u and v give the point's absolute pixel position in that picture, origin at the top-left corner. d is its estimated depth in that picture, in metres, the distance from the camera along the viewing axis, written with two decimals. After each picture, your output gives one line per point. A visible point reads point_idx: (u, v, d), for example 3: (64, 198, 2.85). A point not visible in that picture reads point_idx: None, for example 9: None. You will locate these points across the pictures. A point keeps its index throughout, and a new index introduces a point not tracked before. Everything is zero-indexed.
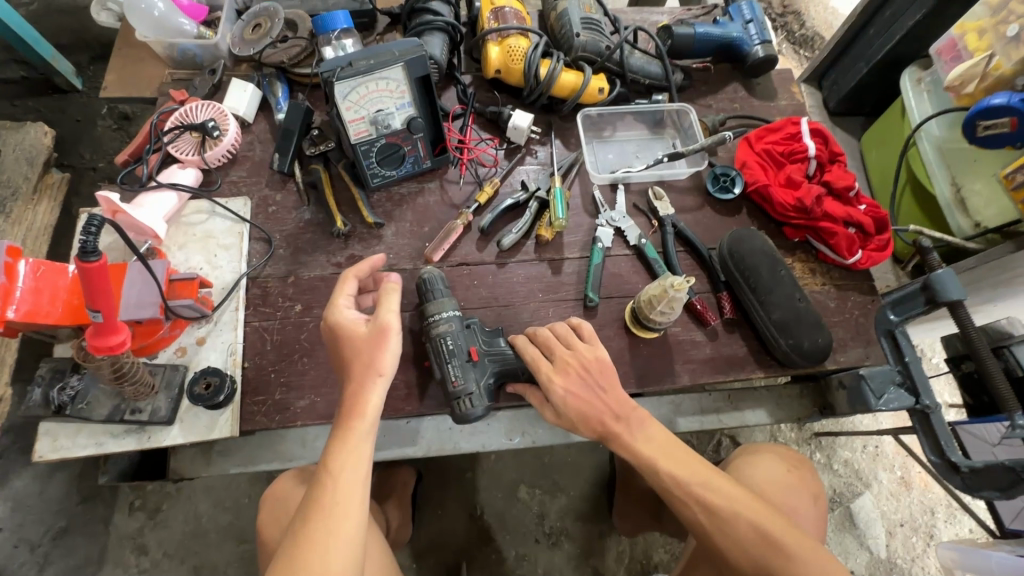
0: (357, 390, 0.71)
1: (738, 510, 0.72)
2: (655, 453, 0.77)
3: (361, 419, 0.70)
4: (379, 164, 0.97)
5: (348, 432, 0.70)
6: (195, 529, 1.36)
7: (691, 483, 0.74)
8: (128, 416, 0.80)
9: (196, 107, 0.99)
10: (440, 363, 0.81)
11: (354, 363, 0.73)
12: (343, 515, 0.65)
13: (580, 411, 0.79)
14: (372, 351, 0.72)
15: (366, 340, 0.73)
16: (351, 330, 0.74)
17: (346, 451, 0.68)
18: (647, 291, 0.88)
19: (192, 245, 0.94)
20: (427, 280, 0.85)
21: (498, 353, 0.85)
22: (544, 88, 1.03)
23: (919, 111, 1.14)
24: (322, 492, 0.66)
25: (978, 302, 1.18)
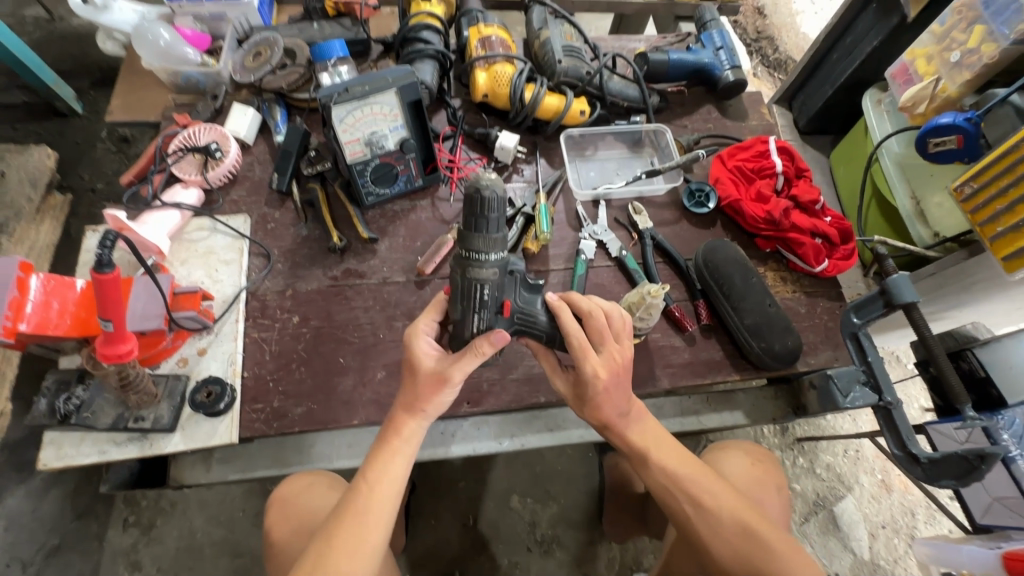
0: (405, 416, 0.73)
1: (721, 505, 0.77)
2: (649, 446, 0.80)
3: (404, 439, 0.73)
4: (373, 183, 1.03)
5: (389, 447, 0.72)
6: (190, 544, 1.37)
7: (679, 477, 0.79)
8: (131, 424, 0.83)
9: (198, 130, 1.04)
10: (467, 308, 0.73)
11: (412, 397, 0.73)
12: (374, 523, 0.69)
13: (595, 401, 0.78)
14: (432, 393, 0.72)
15: (429, 377, 0.72)
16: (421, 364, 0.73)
17: (385, 465, 0.71)
18: (625, 299, 0.94)
19: (194, 261, 0.98)
20: (486, 201, 0.66)
21: (530, 312, 0.78)
22: (529, 111, 1.10)
23: (880, 129, 1.22)
24: (356, 501, 0.70)
25: (941, 308, 1.25)
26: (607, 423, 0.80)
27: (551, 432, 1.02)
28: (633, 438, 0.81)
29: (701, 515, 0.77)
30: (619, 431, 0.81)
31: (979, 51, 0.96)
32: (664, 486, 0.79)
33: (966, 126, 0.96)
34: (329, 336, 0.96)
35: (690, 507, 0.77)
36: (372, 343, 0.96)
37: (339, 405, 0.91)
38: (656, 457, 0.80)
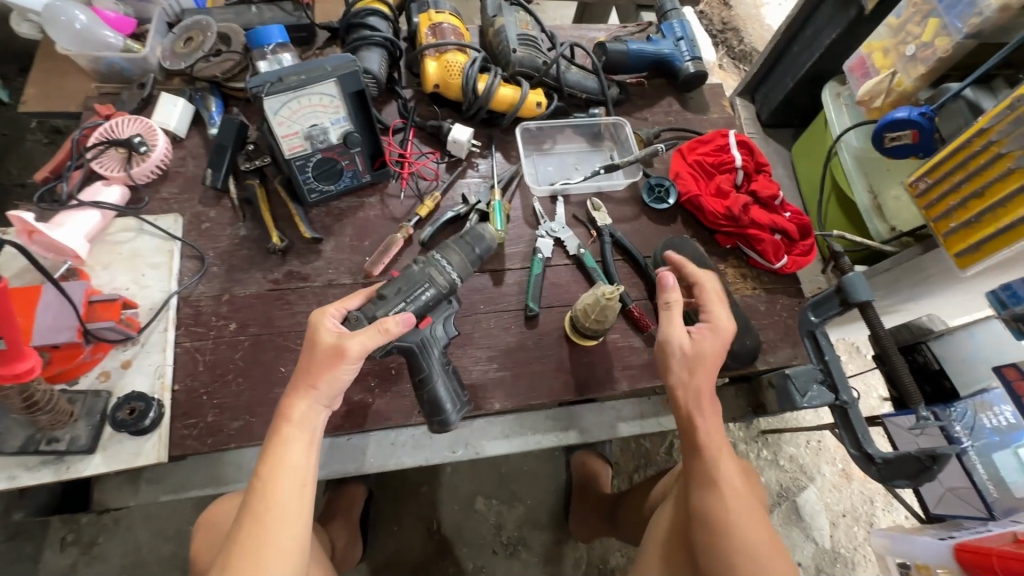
0: (296, 402, 0.69)
1: (747, 518, 0.72)
2: (715, 439, 0.77)
3: (295, 426, 0.68)
4: (316, 179, 0.96)
5: (283, 440, 0.67)
6: (135, 561, 1.30)
7: (723, 476, 0.74)
8: (43, 446, 0.76)
9: (122, 122, 0.96)
10: (399, 296, 0.76)
11: (304, 379, 0.69)
12: (285, 524, 0.64)
13: (702, 359, 0.78)
14: (318, 368, 0.69)
15: (325, 350, 0.69)
16: (318, 342, 0.70)
17: (284, 458, 0.67)
18: (581, 300, 0.91)
19: (118, 265, 0.91)
20: (482, 234, 0.89)
21: (427, 346, 0.80)
22: (483, 103, 1.05)
23: (839, 123, 1.21)
24: (261, 503, 0.64)
25: (899, 302, 1.26)
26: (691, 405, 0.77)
27: (508, 438, 0.99)
28: (703, 427, 0.77)
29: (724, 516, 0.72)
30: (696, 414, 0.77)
31: (933, 44, 0.95)
32: (703, 478, 0.75)
33: (921, 121, 0.95)
34: (268, 343, 0.90)
35: (716, 505, 0.73)
36: None
37: None
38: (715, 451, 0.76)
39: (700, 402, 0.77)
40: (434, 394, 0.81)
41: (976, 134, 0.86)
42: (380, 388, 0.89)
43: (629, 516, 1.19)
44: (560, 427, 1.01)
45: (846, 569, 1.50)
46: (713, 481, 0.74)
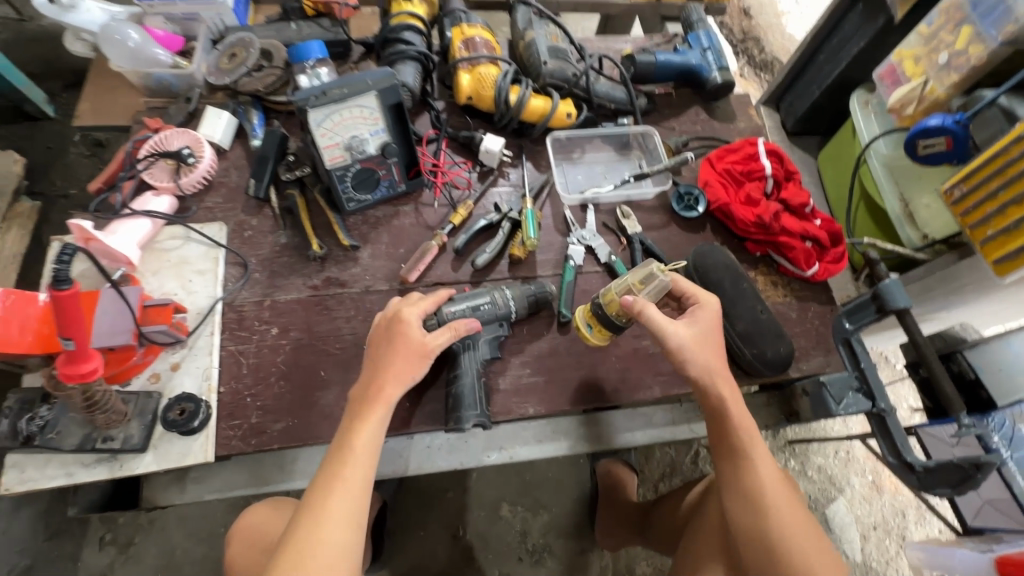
0: (382, 388, 0.76)
1: (785, 507, 0.76)
2: (748, 433, 0.80)
3: (380, 407, 0.75)
4: (354, 189, 0.99)
5: (362, 415, 0.75)
6: (169, 562, 1.33)
7: (760, 468, 0.78)
8: (99, 445, 0.79)
9: (171, 135, 1.00)
10: (463, 300, 0.90)
11: (384, 367, 0.77)
12: (351, 491, 0.70)
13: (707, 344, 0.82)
14: (398, 360, 0.78)
15: (407, 341, 0.79)
16: (408, 333, 0.80)
17: (355, 435, 0.73)
18: (627, 279, 0.88)
19: (166, 272, 0.94)
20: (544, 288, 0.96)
21: (471, 350, 0.89)
22: (514, 113, 1.07)
23: (868, 131, 1.21)
24: (330, 471, 0.71)
25: (931, 310, 1.25)
26: (723, 400, 0.81)
27: (539, 444, 1.00)
28: (737, 421, 0.80)
29: (763, 509, 0.76)
30: (730, 409, 0.80)
31: (966, 52, 0.96)
32: (738, 472, 0.78)
33: (955, 129, 0.95)
34: (309, 348, 0.92)
35: (754, 498, 0.77)
36: (355, 354, 0.93)
37: (320, 419, 0.88)
38: (750, 443, 0.79)
39: (720, 378, 0.81)
40: (459, 393, 0.86)
41: (1015, 140, 0.86)
42: (416, 392, 0.91)
43: (658, 524, 1.20)
44: (592, 433, 1.02)
45: None
46: (750, 476, 0.78)
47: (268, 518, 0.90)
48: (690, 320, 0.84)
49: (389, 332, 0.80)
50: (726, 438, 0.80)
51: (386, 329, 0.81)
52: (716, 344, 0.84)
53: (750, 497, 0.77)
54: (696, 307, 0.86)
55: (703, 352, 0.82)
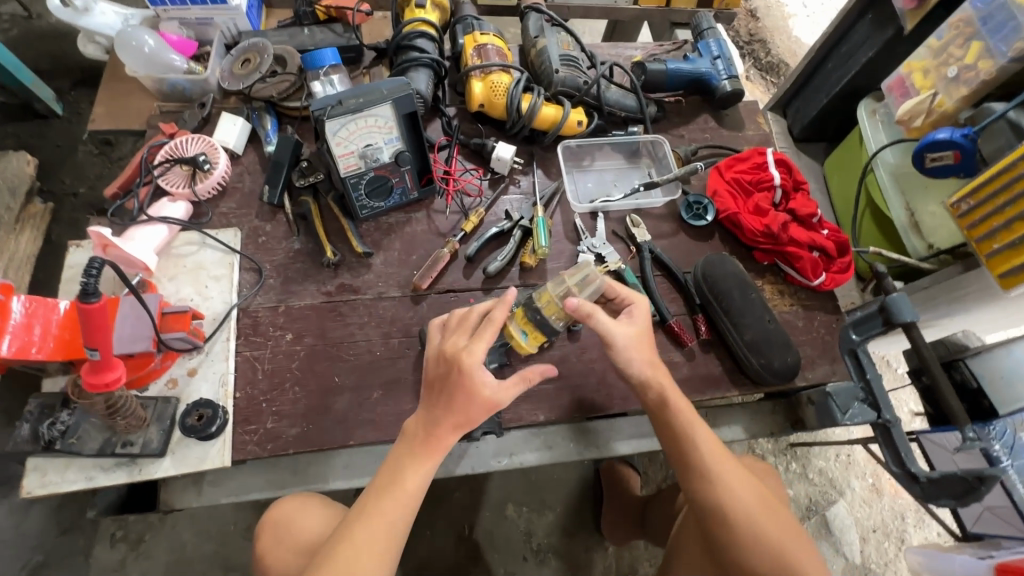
0: (443, 436, 0.73)
1: (767, 518, 0.76)
2: (715, 452, 0.80)
3: (438, 453, 0.74)
4: (368, 196, 1.00)
5: (416, 459, 0.73)
6: (180, 558, 1.35)
7: (734, 485, 0.78)
8: (119, 449, 0.80)
9: (186, 141, 1.01)
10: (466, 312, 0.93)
11: (448, 416, 0.73)
12: (384, 523, 0.70)
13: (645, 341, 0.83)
14: (470, 409, 0.73)
15: (469, 390, 0.73)
16: (474, 377, 0.72)
17: (405, 477, 0.72)
18: (563, 279, 0.85)
19: (183, 277, 0.95)
20: None
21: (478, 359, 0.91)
22: (526, 122, 1.08)
23: (875, 140, 1.23)
24: (371, 504, 0.71)
25: (935, 318, 1.26)
26: (688, 420, 0.81)
27: (548, 449, 1.01)
28: (700, 439, 0.80)
29: (749, 524, 0.75)
30: (693, 428, 0.81)
31: (976, 66, 0.97)
32: (715, 494, 0.77)
33: (963, 143, 0.96)
34: (323, 354, 0.94)
35: (739, 517, 0.76)
36: (368, 361, 0.94)
37: (334, 424, 0.90)
38: (719, 461, 0.79)
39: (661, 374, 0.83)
40: None
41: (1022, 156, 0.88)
42: None
43: (659, 514, 1.22)
44: (599, 438, 1.04)
45: None
46: (729, 493, 0.77)
47: (298, 511, 0.87)
48: (628, 319, 0.85)
49: (449, 373, 0.74)
50: (693, 463, 0.79)
51: (447, 368, 0.74)
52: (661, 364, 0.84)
53: (734, 517, 0.76)
54: (632, 306, 0.87)
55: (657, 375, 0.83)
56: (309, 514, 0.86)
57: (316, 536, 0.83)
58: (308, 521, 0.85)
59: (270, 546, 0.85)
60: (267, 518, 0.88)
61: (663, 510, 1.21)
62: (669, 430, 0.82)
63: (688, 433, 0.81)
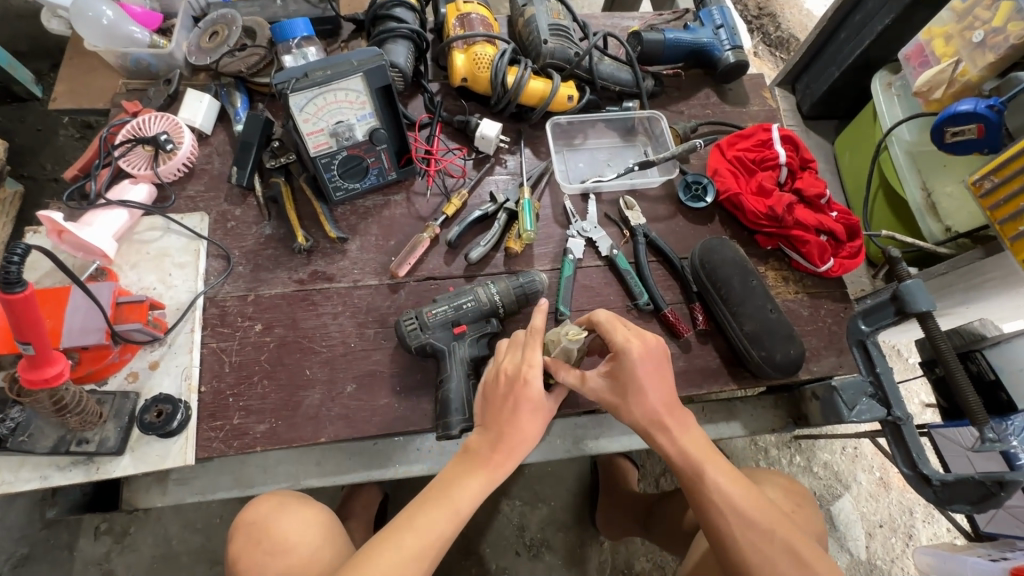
0: (504, 457, 0.71)
1: (796, 568, 0.68)
2: (733, 497, 0.72)
3: (499, 474, 0.72)
4: (341, 177, 0.94)
5: (474, 473, 0.71)
6: (165, 553, 1.30)
7: (755, 534, 0.70)
8: (74, 447, 0.76)
9: (149, 119, 0.95)
10: (445, 300, 0.86)
11: (511, 435, 0.72)
12: (432, 535, 0.66)
13: (635, 393, 0.74)
14: (533, 423, 0.73)
15: (532, 403, 0.72)
16: (532, 396, 0.72)
17: (459, 489, 0.69)
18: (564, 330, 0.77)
19: (145, 265, 0.90)
20: (531, 281, 0.89)
21: (456, 351, 0.84)
22: (512, 96, 1.01)
23: (890, 115, 1.14)
24: (420, 515, 0.67)
25: (950, 306, 1.18)
26: (698, 460, 0.74)
27: (535, 446, 0.96)
28: (714, 478, 0.73)
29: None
30: (702, 470, 0.74)
31: (1005, 30, 0.89)
32: (733, 543, 0.70)
33: (988, 115, 0.88)
34: (293, 346, 0.88)
35: (760, 570, 0.69)
36: (341, 353, 0.89)
37: (305, 421, 0.85)
38: (737, 508, 0.71)
39: (659, 421, 0.75)
40: (444, 395, 0.82)
41: None
42: (405, 392, 0.88)
43: (664, 523, 1.15)
44: (589, 435, 0.98)
45: None
46: (748, 542, 0.70)
47: (272, 512, 0.78)
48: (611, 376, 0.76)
49: (510, 392, 0.73)
50: (704, 509, 0.73)
51: (506, 389, 0.73)
52: (663, 411, 0.75)
53: (754, 569, 0.69)
54: (614, 358, 0.75)
55: (663, 418, 0.75)
56: (289, 516, 0.77)
57: (299, 544, 0.75)
58: (290, 524, 0.76)
59: (244, 551, 0.75)
60: (240, 521, 0.78)
61: (669, 519, 1.14)
62: (678, 472, 0.75)
63: (697, 475, 0.74)
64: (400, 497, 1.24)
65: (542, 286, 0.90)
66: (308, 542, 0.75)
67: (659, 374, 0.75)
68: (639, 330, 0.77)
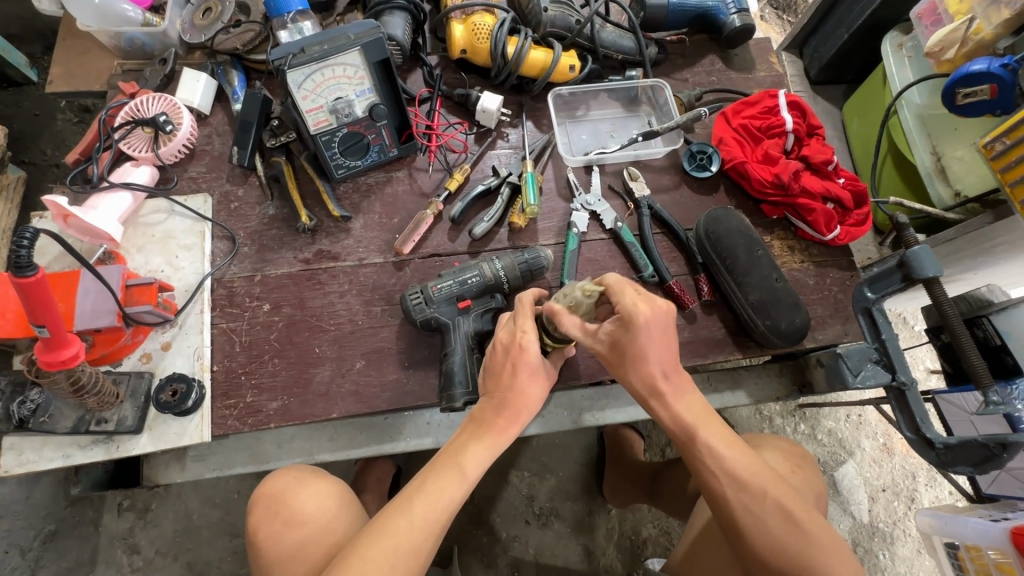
0: (508, 421, 0.72)
1: (788, 530, 0.70)
2: (727, 461, 0.73)
3: (504, 438, 0.73)
4: (343, 155, 0.93)
5: (479, 438, 0.72)
6: (186, 527, 1.34)
7: (747, 497, 0.71)
8: (94, 427, 0.78)
9: (148, 100, 0.94)
10: (450, 274, 0.87)
11: (515, 400, 0.73)
12: (442, 502, 0.67)
13: (634, 353, 0.74)
14: (534, 387, 0.74)
15: (531, 367, 0.74)
16: (531, 363, 0.73)
17: (466, 455, 0.71)
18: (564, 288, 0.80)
19: (151, 247, 0.91)
20: (534, 255, 0.89)
21: (463, 326, 0.85)
22: (513, 67, 0.99)
23: (900, 78, 1.11)
24: (429, 481, 0.68)
25: (958, 271, 1.17)
26: (692, 424, 0.75)
27: (541, 419, 0.98)
28: (710, 443, 0.74)
29: (767, 537, 0.70)
30: (697, 435, 0.74)
31: None
32: (729, 504, 0.72)
33: (1001, 74, 0.85)
34: (302, 324, 0.89)
35: (753, 528, 0.71)
36: (349, 331, 0.90)
37: (315, 398, 0.86)
38: (731, 472, 0.73)
39: (655, 386, 0.76)
40: (449, 369, 0.83)
41: None
42: (413, 368, 0.89)
43: (670, 488, 1.17)
44: (595, 407, 0.99)
45: (884, 543, 1.47)
46: (740, 505, 0.71)
47: (292, 485, 0.80)
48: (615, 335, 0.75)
49: (508, 358, 0.75)
50: (698, 472, 0.75)
51: (504, 356, 0.75)
52: (659, 375, 0.76)
53: (746, 529, 0.71)
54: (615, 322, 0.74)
55: (658, 382, 0.76)
56: (306, 491, 0.79)
57: (314, 514, 0.77)
58: (306, 498, 0.78)
59: (261, 522, 0.77)
60: (257, 494, 0.80)
61: (674, 484, 1.16)
62: (675, 436, 0.77)
63: (692, 439, 0.75)
64: (411, 470, 1.27)
65: (546, 261, 0.90)
66: (323, 510, 0.78)
67: (665, 340, 0.74)
68: (649, 293, 0.74)
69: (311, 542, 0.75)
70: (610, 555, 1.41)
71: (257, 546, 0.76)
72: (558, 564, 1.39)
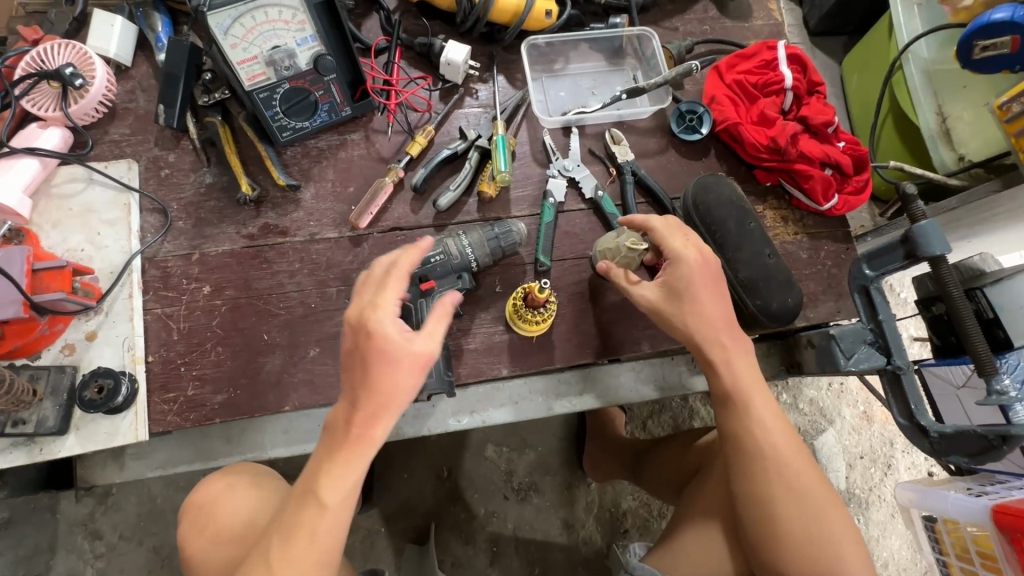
0: (363, 427, 0.60)
1: (817, 515, 0.69)
2: (775, 430, 0.72)
3: (363, 446, 0.61)
4: (286, 114, 0.81)
5: (332, 456, 0.61)
6: (150, 511, 1.28)
7: (786, 468, 0.70)
8: (10, 429, 0.70)
9: (52, 48, 0.80)
10: None
11: (368, 396, 0.60)
12: (297, 537, 0.59)
13: (692, 297, 0.73)
14: (390, 373, 0.60)
15: (383, 353, 0.60)
16: (384, 345, 0.60)
17: (319, 481, 0.60)
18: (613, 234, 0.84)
19: (69, 223, 0.79)
20: (506, 230, 0.81)
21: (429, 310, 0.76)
22: (481, 12, 0.87)
23: (907, 29, 1.01)
24: (286, 514, 0.60)
25: (956, 239, 1.12)
26: (746, 389, 0.73)
27: (515, 405, 0.91)
28: (763, 415, 0.72)
29: (793, 516, 0.69)
30: (751, 401, 0.72)
31: None
32: (766, 478, 0.70)
33: None
34: (248, 308, 0.80)
35: (783, 506, 0.69)
36: (301, 315, 0.81)
37: (266, 389, 0.78)
38: (775, 446, 0.71)
39: (714, 343, 0.73)
40: None
41: None
42: None
43: (652, 471, 1.11)
44: (572, 392, 0.93)
45: (860, 509, 1.48)
46: (779, 481, 0.70)
47: (222, 495, 0.75)
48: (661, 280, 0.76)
49: (357, 345, 0.61)
50: (740, 435, 0.72)
51: (353, 343, 0.62)
52: (722, 331, 0.74)
53: (772, 497, 0.70)
54: (670, 265, 0.75)
55: (722, 338, 0.73)
56: (234, 499, 0.74)
57: (241, 525, 0.72)
58: (231, 509, 0.73)
59: (189, 536, 0.74)
60: (188, 503, 0.77)
61: (656, 466, 1.11)
62: (725, 397, 0.74)
63: (744, 404, 0.73)
64: None
65: (519, 236, 0.81)
66: (255, 514, 0.72)
67: (717, 291, 0.74)
68: (697, 240, 0.77)
69: (231, 561, 0.70)
70: (590, 527, 1.39)
71: (188, 560, 0.73)
72: (537, 538, 1.38)
